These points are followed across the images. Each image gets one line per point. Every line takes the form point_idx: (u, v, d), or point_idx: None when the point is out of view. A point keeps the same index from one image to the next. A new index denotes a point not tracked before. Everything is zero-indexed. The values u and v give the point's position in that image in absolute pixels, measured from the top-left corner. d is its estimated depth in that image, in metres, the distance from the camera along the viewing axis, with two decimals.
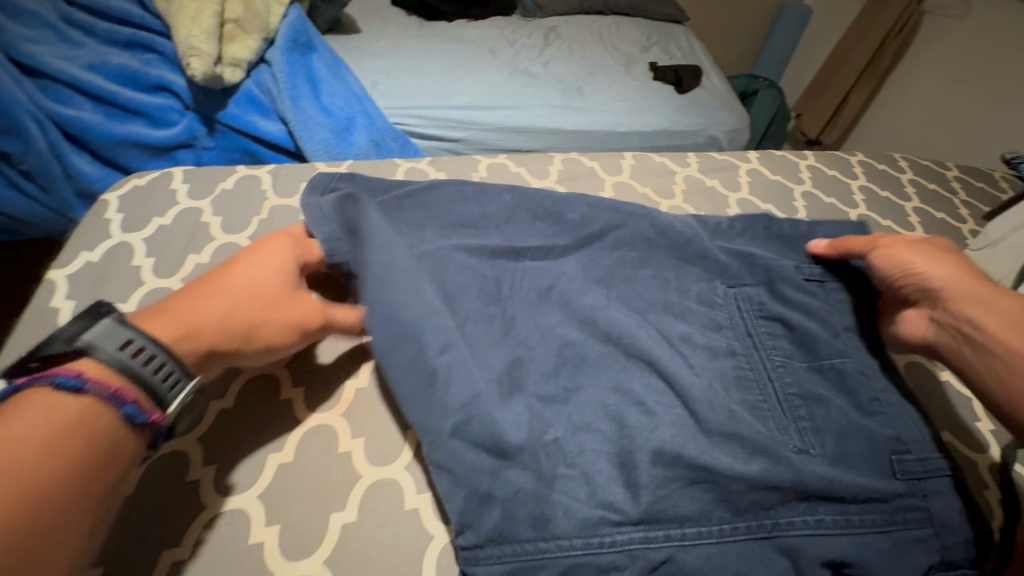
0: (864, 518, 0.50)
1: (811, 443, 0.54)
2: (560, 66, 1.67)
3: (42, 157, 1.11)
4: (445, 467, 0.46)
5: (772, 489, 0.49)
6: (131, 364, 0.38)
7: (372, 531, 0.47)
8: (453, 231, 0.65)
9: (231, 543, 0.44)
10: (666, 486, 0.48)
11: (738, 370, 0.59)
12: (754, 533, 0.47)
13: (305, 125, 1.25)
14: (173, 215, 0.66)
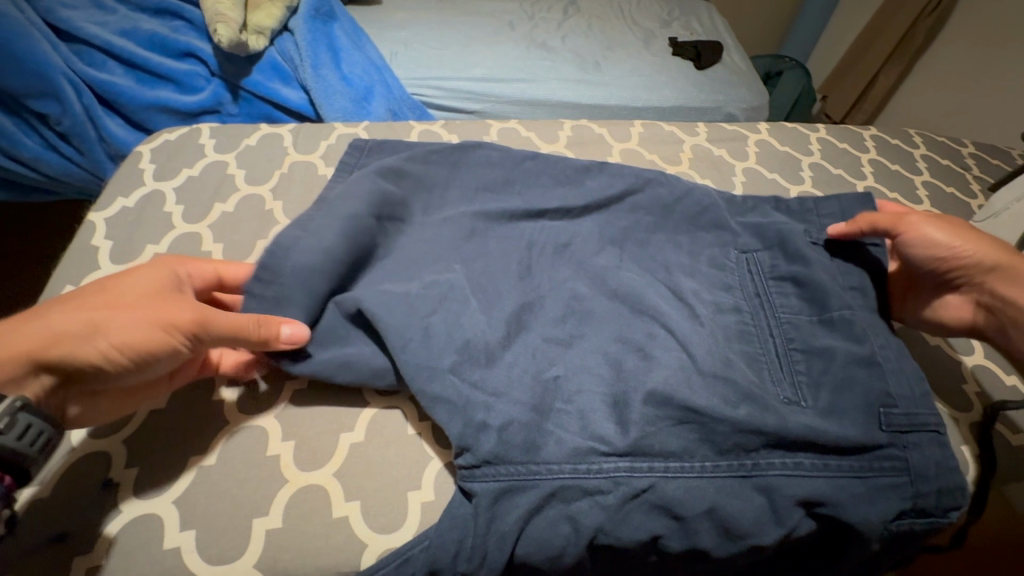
0: (842, 462, 0.49)
1: (804, 395, 0.53)
2: (578, 40, 1.66)
3: (77, 119, 1.17)
4: (442, 398, 0.48)
5: (758, 433, 0.49)
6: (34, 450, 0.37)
7: (371, 452, 0.49)
8: (474, 194, 0.66)
9: (251, 453, 0.48)
10: (654, 424, 0.49)
11: (741, 326, 0.59)
12: (734, 471, 0.48)
13: (325, 93, 1.29)
14: (201, 167, 0.70)
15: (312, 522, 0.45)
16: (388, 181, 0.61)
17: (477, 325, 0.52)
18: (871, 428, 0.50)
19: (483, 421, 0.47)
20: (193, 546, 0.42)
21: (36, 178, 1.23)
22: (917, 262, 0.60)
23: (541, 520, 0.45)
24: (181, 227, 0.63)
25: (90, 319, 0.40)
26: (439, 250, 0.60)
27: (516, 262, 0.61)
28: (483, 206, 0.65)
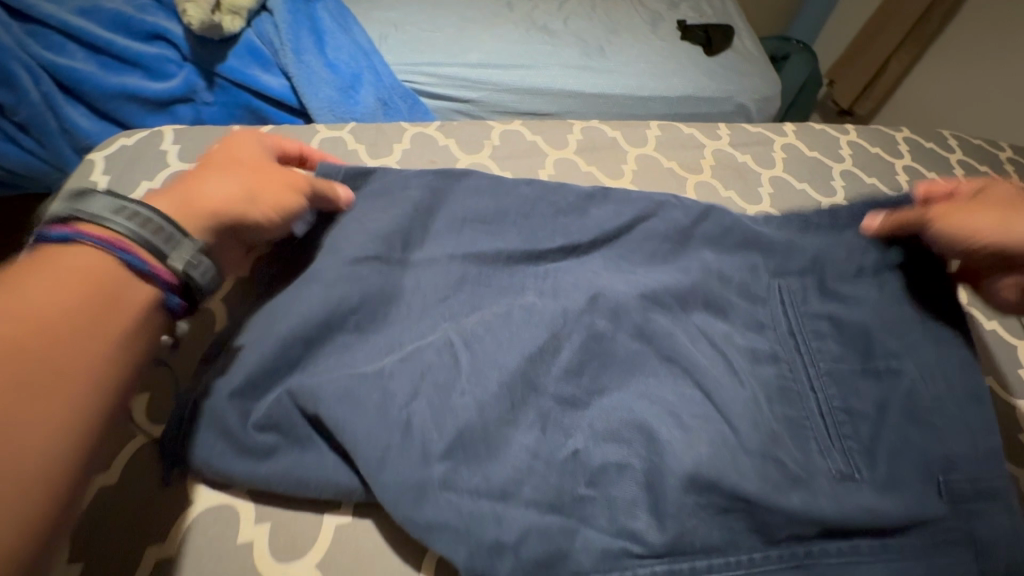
0: (903, 543, 0.44)
1: (858, 465, 0.47)
2: (581, 23, 1.56)
3: (35, 109, 1.06)
4: (444, 522, 0.40)
5: (815, 523, 0.43)
6: (143, 231, 0.34)
7: (356, 535, 0.44)
8: (462, 227, 0.57)
9: (219, 542, 0.42)
10: (696, 515, 0.42)
11: (781, 380, 0.51)
12: (784, 563, 0.42)
13: (308, 81, 1.18)
14: (162, 179, 0.62)
15: None
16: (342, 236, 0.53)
17: (473, 409, 0.45)
18: (928, 498, 0.45)
19: (501, 521, 0.41)
20: None
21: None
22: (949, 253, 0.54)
23: None
24: None
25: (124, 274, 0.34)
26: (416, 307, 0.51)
27: (512, 303, 0.53)
28: (467, 247, 0.56)
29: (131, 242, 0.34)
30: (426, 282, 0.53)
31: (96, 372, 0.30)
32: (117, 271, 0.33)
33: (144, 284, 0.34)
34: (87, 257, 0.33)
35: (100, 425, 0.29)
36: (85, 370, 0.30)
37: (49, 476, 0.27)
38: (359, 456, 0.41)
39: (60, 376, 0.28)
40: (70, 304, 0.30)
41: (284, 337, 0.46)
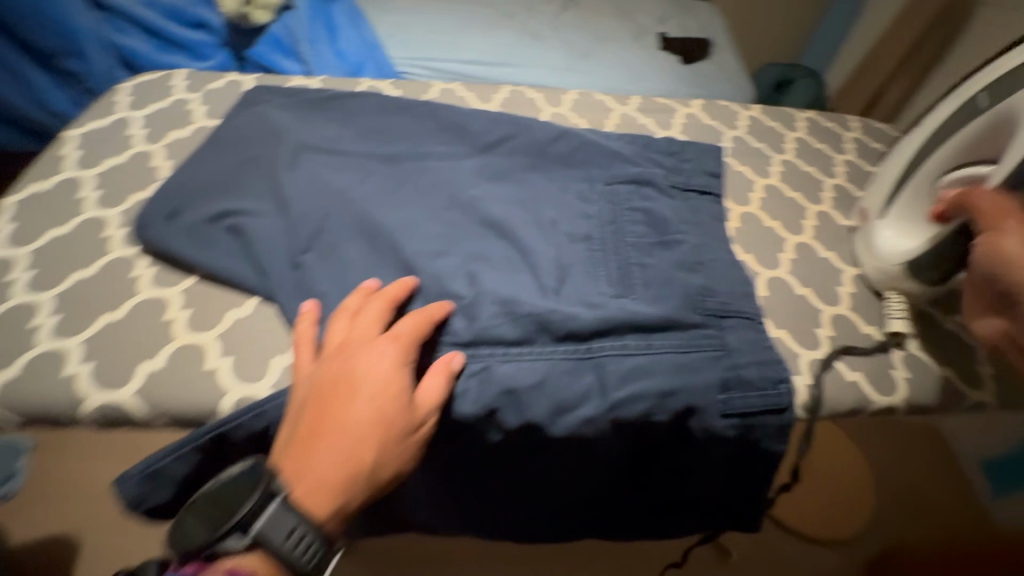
0: (663, 342, 0.57)
1: (634, 295, 0.61)
2: (570, 32, 1.74)
3: (100, 78, 1.33)
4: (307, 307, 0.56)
5: (589, 322, 0.56)
6: (290, 552, 0.43)
7: (256, 323, 0.57)
8: (369, 136, 0.77)
9: (149, 316, 0.56)
10: (499, 318, 0.56)
11: (588, 252, 0.65)
12: (568, 354, 0.55)
13: (320, 66, 1.41)
14: (169, 102, 0.81)
15: (190, 369, 0.53)
16: (276, 130, 0.73)
17: (350, 252, 0.62)
18: (687, 311, 0.59)
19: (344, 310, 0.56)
20: (88, 375, 0.51)
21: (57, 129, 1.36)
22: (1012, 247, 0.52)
23: None
24: (140, 146, 0.74)
25: (347, 453, 0.46)
26: (321, 174, 0.69)
27: (398, 188, 0.70)
28: (371, 149, 0.75)
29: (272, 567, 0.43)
30: (336, 164, 0.71)
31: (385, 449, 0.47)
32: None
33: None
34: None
35: (345, 475, 0.45)
36: (346, 476, 0.45)
37: (347, 488, 0.45)
38: (263, 264, 0.60)
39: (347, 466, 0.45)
40: (332, 478, 0.45)
41: (231, 190, 0.67)
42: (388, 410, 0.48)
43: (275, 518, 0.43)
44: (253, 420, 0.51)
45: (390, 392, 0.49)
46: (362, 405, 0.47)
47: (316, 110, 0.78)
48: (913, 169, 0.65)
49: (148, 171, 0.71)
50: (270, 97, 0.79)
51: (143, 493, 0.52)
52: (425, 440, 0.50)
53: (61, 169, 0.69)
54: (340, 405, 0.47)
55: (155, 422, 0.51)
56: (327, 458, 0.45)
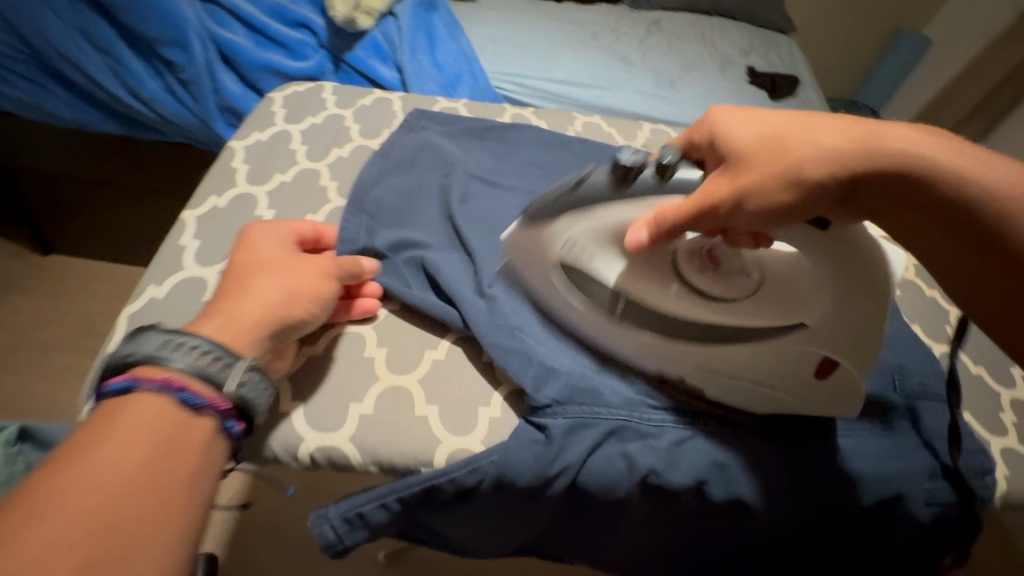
0: (861, 424, 0.56)
1: None
2: (657, 58, 1.70)
3: (198, 71, 1.13)
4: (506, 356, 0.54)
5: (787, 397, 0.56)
6: (204, 368, 0.42)
7: (455, 366, 0.55)
8: (532, 170, 0.75)
9: (350, 352, 0.54)
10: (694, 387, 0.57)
11: None
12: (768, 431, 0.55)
13: (417, 75, 1.39)
14: (323, 117, 0.80)
15: (400, 414, 0.51)
16: (443, 159, 0.73)
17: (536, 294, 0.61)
18: (881, 387, 0.58)
19: (548, 360, 0.55)
20: (303, 414, 0.49)
21: (145, 116, 1.15)
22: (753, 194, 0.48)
23: (599, 455, 0.51)
24: (304, 163, 0.73)
25: (271, 298, 0.48)
26: (493, 211, 0.68)
27: None
28: (536, 184, 0.73)
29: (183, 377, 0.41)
30: (506, 201, 0.70)
31: (292, 300, 0.49)
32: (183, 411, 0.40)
33: (204, 417, 0.42)
34: (138, 409, 0.39)
35: (222, 310, 0.47)
36: (251, 314, 0.47)
37: (247, 325, 0.46)
38: (454, 299, 0.57)
39: (258, 307, 0.47)
40: (245, 319, 0.46)
41: (408, 221, 0.66)
42: (289, 260, 0.52)
43: (151, 339, 0.42)
44: (465, 475, 0.49)
45: (279, 249, 0.53)
46: (280, 267, 0.51)
47: (476, 140, 0.77)
48: (740, 364, 0.55)
49: (317, 192, 0.69)
50: (429, 124, 0.78)
51: (340, 535, 0.51)
52: (321, 299, 0.51)
53: (234, 183, 0.68)
54: (267, 265, 0.51)
55: (366, 470, 0.49)
56: (246, 303, 0.47)
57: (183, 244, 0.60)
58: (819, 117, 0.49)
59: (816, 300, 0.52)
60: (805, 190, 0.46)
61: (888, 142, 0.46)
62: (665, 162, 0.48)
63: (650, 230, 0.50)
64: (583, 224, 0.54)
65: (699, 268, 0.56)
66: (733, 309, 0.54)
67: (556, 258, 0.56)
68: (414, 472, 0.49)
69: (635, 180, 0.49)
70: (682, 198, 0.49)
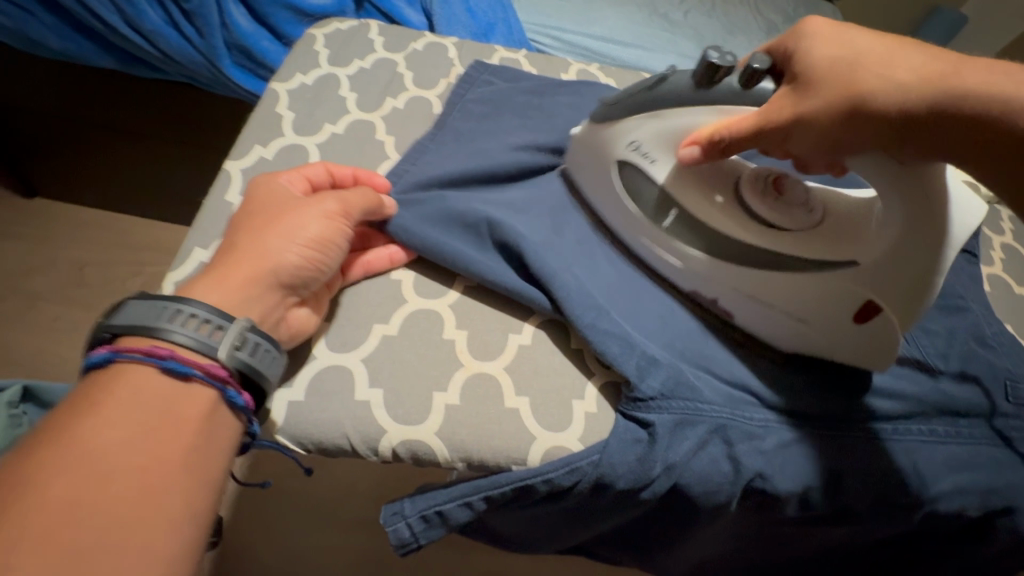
0: (974, 431, 0.52)
1: (938, 363, 0.55)
2: (699, 19, 1.56)
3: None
4: (600, 342, 0.47)
5: (900, 399, 0.52)
6: (196, 334, 0.37)
7: (542, 355, 0.49)
8: None
9: (428, 334, 0.48)
10: (797, 378, 0.51)
11: None
12: (883, 434, 0.50)
13: (447, 22, 1.27)
14: (372, 61, 0.70)
15: (487, 405, 0.46)
16: (513, 121, 0.64)
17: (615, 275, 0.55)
18: (996, 394, 0.54)
19: (647, 346, 0.48)
20: (382, 403, 0.44)
21: (148, 52, 1.02)
22: (812, 114, 0.41)
23: (703, 457, 0.46)
24: (356, 114, 0.64)
25: (267, 252, 0.41)
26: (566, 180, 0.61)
27: None
28: None
29: (167, 343, 0.36)
30: None
31: (293, 252, 0.42)
32: (169, 382, 0.36)
33: (199, 387, 0.37)
34: (129, 380, 0.35)
35: (215, 271, 0.41)
36: (247, 272, 0.40)
37: (244, 285, 0.40)
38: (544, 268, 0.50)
39: (251, 262, 0.41)
40: (240, 278, 0.40)
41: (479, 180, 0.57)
42: (294, 207, 0.45)
43: (134, 305, 0.37)
44: (563, 476, 0.44)
45: (286, 197, 0.46)
46: (283, 216, 0.44)
47: (549, 95, 0.68)
48: (788, 291, 0.50)
49: (373, 147, 0.62)
50: (494, 79, 0.69)
51: (415, 533, 0.46)
52: (328, 250, 0.44)
53: (280, 132, 0.59)
54: (268, 213, 0.44)
55: (452, 466, 0.44)
56: (241, 258, 0.41)
57: (229, 200, 0.53)
58: (913, 47, 0.41)
59: (874, 240, 0.47)
60: (862, 121, 0.40)
61: (966, 80, 0.37)
62: (754, 66, 0.43)
63: (704, 146, 0.47)
64: (654, 124, 0.50)
65: (760, 192, 0.52)
66: (784, 238, 0.50)
67: (618, 156, 0.53)
68: (504, 471, 0.44)
69: (717, 84, 0.45)
70: (753, 109, 0.45)
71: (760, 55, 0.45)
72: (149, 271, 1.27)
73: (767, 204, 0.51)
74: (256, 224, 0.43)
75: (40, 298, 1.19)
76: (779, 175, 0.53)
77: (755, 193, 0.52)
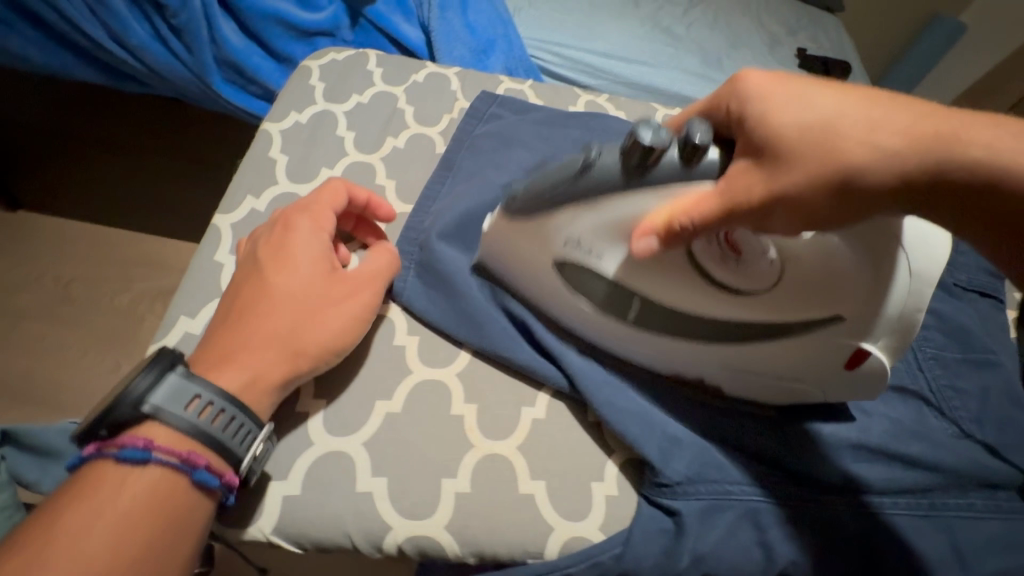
0: (1014, 506, 0.49)
1: (970, 430, 0.53)
2: (703, 32, 1.51)
3: (193, 16, 0.91)
4: (618, 422, 0.44)
5: (937, 472, 0.48)
6: (223, 438, 0.35)
7: (559, 432, 0.46)
8: None
9: (435, 409, 0.45)
10: (830, 450, 0.47)
11: (891, 362, 0.56)
12: (919, 510, 0.47)
13: (446, 39, 1.10)
14: (371, 96, 0.67)
15: (501, 492, 0.42)
16: (522, 163, 0.60)
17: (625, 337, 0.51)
18: None
19: (668, 424, 0.45)
20: (386, 495, 0.40)
21: (135, 68, 0.96)
22: (799, 190, 0.36)
23: (733, 545, 0.42)
24: (354, 155, 0.60)
25: (285, 342, 0.39)
26: None
27: None
28: None
29: (199, 446, 0.35)
30: None
31: (313, 349, 0.40)
32: (190, 494, 0.34)
33: (211, 500, 0.35)
34: (145, 485, 0.33)
35: (239, 340, 0.39)
36: (265, 362, 0.38)
37: (258, 377, 0.38)
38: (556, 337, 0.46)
39: (268, 349, 0.39)
40: (260, 363, 0.38)
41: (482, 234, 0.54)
42: (326, 282, 0.42)
43: (175, 385, 0.35)
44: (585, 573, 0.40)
45: (321, 256, 0.43)
46: (313, 294, 0.41)
47: (558, 131, 0.64)
48: (759, 358, 0.46)
49: (373, 193, 0.58)
50: (502, 112, 0.65)
51: None
52: (341, 340, 0.42)
53: (273, 179, 0.55)
54: (293, 277, 0.42)
55: (463, 561, 0.40)
56: (260, 339, 0.39)
57: (218, 260, 0.49)
58: (874, 101, 0.37)
59: (852, 291, 0.42)
60: (853, 198, 0.36)
61: (967, 146, 0.35)
62: (696, 140, 0.36)
63: (661, 236, 0.40)
64: (592, 217, 0.42)
65: (716, 258, 0.44)
66: (750, 309, 0.45)
67: (555, 257, 0.45)
68: (519, 565, 0.41)
69: (654, 169, 0.37)
70: (708, 186, 0.38)
71: (698, 120, 0.37)
72: (137, 287, 1.17)
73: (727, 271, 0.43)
74: (278, 293, 0.41)
75: (18, 316, 1.12)
76: (725, 228, 0.44)
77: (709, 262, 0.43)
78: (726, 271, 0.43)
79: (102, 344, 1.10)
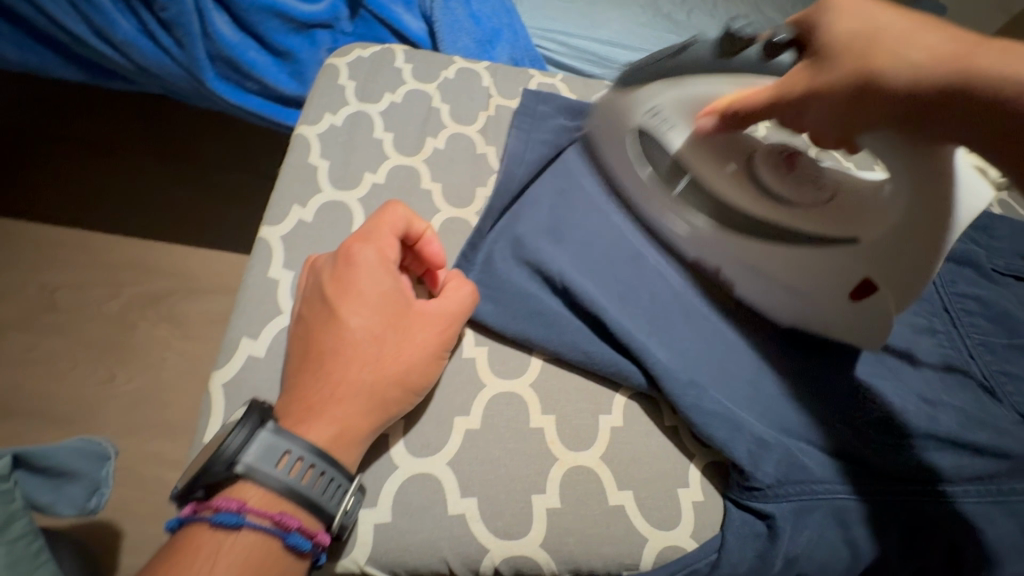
0: None
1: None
2: (703, 19, 1.49)
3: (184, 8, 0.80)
4: (703, 428, 0.43)
5: (1002, 458, 0.48)
6: (315, 496, 0.33)
7: (639, 440, 0.45)
8: None
9: (513, 423, 0.43)
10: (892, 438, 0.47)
11: (941, 350, 0.56)
12: (986, 497, 0.46)
13: (450, 29, 0.98)
14: (403, 94, 0.64)
15: (591, 507, 0.41)
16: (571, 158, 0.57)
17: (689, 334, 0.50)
18: None
19: (751, 426, 0.44)
20: (479, 515, 0.39)
21: (121, 66, 0.86)
22: (835, 85, 0.37)
23: (821, 543, 0.42)
24: (395, 158, 0.58)
25: (368, 392, 0.37)
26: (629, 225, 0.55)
27: None
28: None
29: (290, 507, 0.33)
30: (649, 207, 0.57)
31: (394, 393, 0.38)
32: (285, 557, 0.33)
33: (303, 561, 0.34)
34: (240, 549, 0.31)
35: (318, 390, 0.37)
36: (347, 414, 0.36)
37: (342, 429, 0.36)
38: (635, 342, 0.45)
39: (347, 400, 0.36)
40: (343, 411, 0.36)
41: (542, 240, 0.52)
42: (401, 321, 0.40)
43: (265, 445, 0.33)
44: None
45: (392, 292, 0.40)
46: (386, 336, 0.39)
47: None
48: (792, 265, 0.49)
49: (419, 198, 0.56)
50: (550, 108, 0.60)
51: None
52: (418, 381, 0.40)
53: (317, 188, 0.53)
54: (365, 319, 0.39)
55: None
56: (344, 386, 0.37)
57: (275, 276, 0.47)
58: (932, 25, 0.37)
59: (881, 220, 0.45)
60: (868, 105, 0.37)
61: (995, 68, 0.33)
62: (776, 39, 0.41)
63: (719, 117, 0.45)
64: (673, 93, 0.46)
65: (774, 165, 0.50)
66: (793, 212, 0.48)
67: (637, 124, 0.49)
68: None
69: (740, 53, 0.42)
70: (769, 81, 0.42)
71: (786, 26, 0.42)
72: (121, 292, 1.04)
73: (774, 177, 0.49)
74: (350, 336, 0.38)
75: None
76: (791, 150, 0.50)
77: (769, 170, 0.49)
78: (786, 187, 0.49)
79: (98, 352, 0.94)
